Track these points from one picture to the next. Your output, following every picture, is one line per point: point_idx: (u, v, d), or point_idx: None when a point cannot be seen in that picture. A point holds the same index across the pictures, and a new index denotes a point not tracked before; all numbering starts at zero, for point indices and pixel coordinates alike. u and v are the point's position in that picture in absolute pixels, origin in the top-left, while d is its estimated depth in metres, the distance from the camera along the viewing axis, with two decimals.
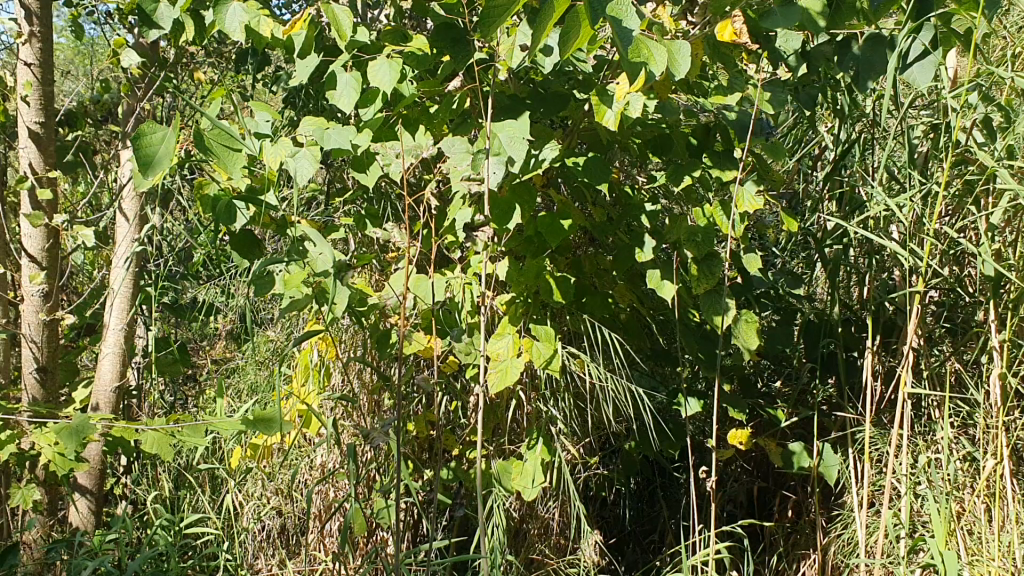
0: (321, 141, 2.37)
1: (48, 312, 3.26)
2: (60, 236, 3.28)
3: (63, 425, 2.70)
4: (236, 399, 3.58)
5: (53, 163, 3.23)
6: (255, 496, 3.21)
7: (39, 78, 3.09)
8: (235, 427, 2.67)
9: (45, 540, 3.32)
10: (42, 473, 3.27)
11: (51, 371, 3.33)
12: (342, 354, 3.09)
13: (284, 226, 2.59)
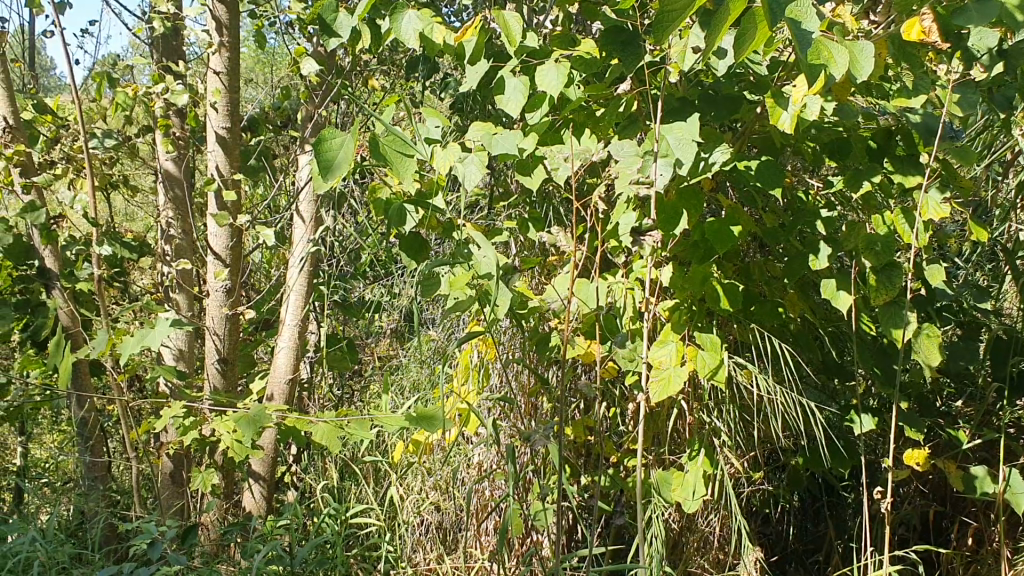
0: (489, 146, 2.38)
1: (231, 307, 3.47)
2: (242, 235, 3.46)
3: (242, 414, 2.84)
4: (399, 395, 3.68)
5: (238, 167, 3.42)
6: (415, 492, 3.29)
7: (227, 85, 3.28)
8: (399, 423, 2.73)
9: (222, 522, 3.52)
10: (221, 458, 3.47)
11: (231, 362, 3.53)
12: (502, 356, 3.13)
13: (450, 229, 2.63)
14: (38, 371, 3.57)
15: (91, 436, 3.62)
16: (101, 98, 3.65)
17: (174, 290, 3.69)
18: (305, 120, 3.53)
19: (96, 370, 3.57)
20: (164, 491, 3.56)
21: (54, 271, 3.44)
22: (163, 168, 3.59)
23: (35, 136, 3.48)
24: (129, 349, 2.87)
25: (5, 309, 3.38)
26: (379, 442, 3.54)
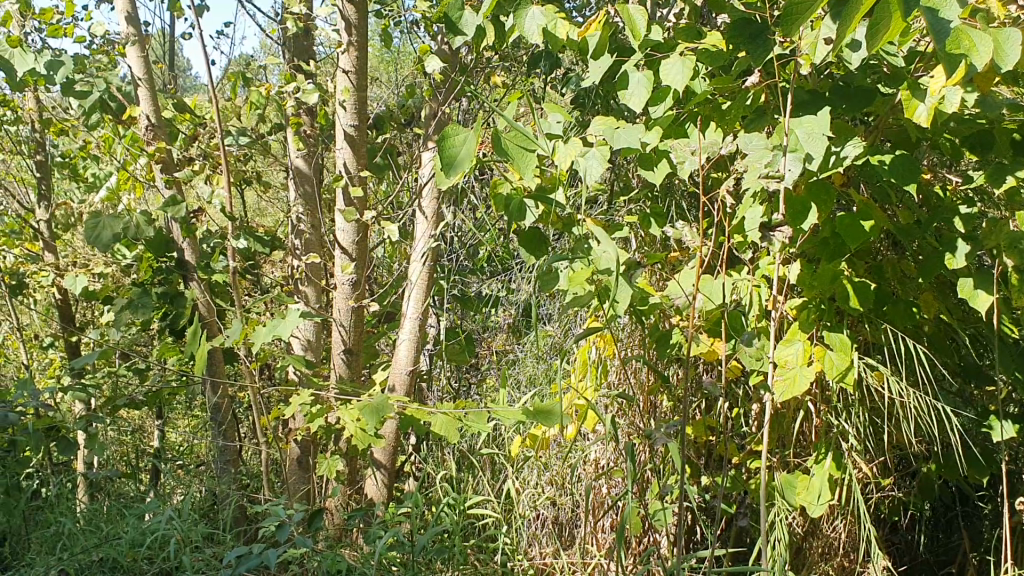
0: (612, 141, 2.37)
1: (356, 300, 3.56)
2: (368, 230, 3.56)
3: (365, 402, 2.91)
4: (516, 389, 3.70)
5: (364, 164, 3.51)
6: (532, 486, 3.32)
7: (355, 84, 3.37)
8: (518, 417, 2.75)
9: (345, 508, 3.63)
10: (344, 446, 3.57)
11: (356, 353, 3.63)
12: (621, 353, 3.12)
13: (571, 224, 2.63)
14: (177, 358, 3.76)
15: (224, 421, 3.78)
16: (235, 97, 3.81)
17: (303, 283, 3.82)
18: (429, 117, 3.59)
19: (230, 358, 3.74)
20: (291, 476, 3.69)
21: (192, 262, 3.63)
22: (294, 164, 3.72)
23: (175, 134, 3.67)
24: (262, 339, 2.99)
25: (147, 299, 3.58)
26: (497, 434, 3.58)
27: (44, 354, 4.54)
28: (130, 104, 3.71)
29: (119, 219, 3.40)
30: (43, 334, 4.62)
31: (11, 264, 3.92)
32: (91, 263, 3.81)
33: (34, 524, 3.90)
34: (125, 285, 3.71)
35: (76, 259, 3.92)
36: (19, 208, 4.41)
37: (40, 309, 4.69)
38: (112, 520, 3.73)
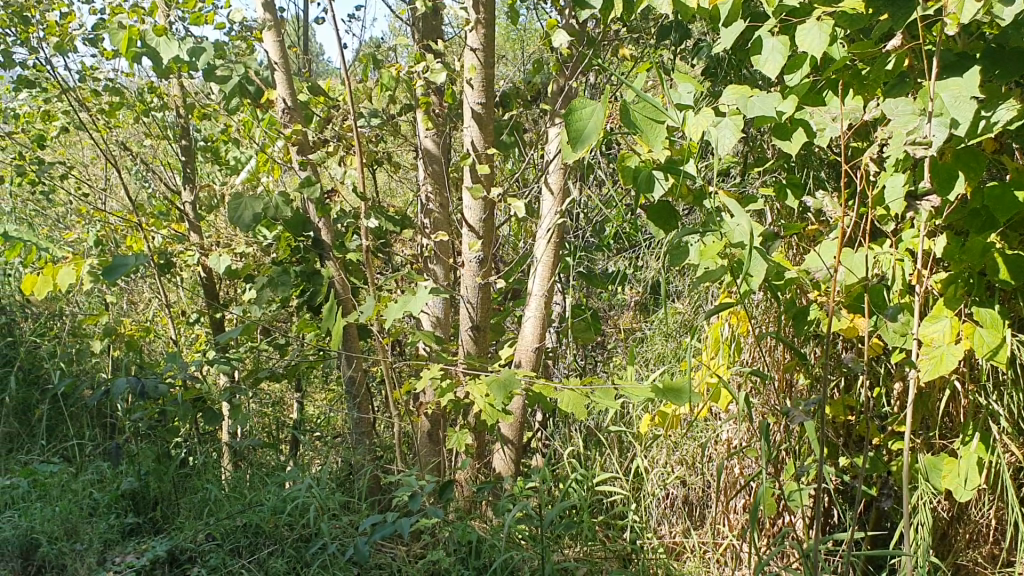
0: (745, 110, 2.30)
1: (482, 277, 3.59)
2: (494, 208, 3.58)
3: (493, 377, 2.94)
4: (643, 367, 3.67)
5: (491, 142, 3.53)
6: (661, 464, 3.30)
7: (483, 61, 3.38)
8: (646, 395, 2.72)
9: (475, 481, 3.69)
10: (473, 420, 3.62)
11: (482, 330, 3.67)
12: (754, 330, 3.04)
13: (702, 197, 2.57)
14: (314, 334, 3.89)
15: (358, 394, 3.90)
16: (367, 79, 3.89)
17: (432, 261, 3.88)
18: (556, 93, 3.58)
19: (364, 334, 3.85)
20: (422, 449, 3.79)
21: (328, 242, 3.76)
22: (423, 144, 3.78)
23: (311, 116, 3.79)
24: (395, 315, 3.05)
25: (287, 277, 3.72)
26: (625, 412, 3.56)
27: (191, 330, 4.78)
28: (267, 87, 3.83)
29: (260, 199, 3.53)
30: (189, 311, 4.87)
31: (160, 245, 4.14)
32: (233, 242, 3.99)
33: (184, 489, 4.14)
34: (265, 265, 3.88)
35: (219, 239, 4.11)
36: (167, 190, 4.66)
37: (187, 286, 4.94)
38: (254, 487, 3.92)
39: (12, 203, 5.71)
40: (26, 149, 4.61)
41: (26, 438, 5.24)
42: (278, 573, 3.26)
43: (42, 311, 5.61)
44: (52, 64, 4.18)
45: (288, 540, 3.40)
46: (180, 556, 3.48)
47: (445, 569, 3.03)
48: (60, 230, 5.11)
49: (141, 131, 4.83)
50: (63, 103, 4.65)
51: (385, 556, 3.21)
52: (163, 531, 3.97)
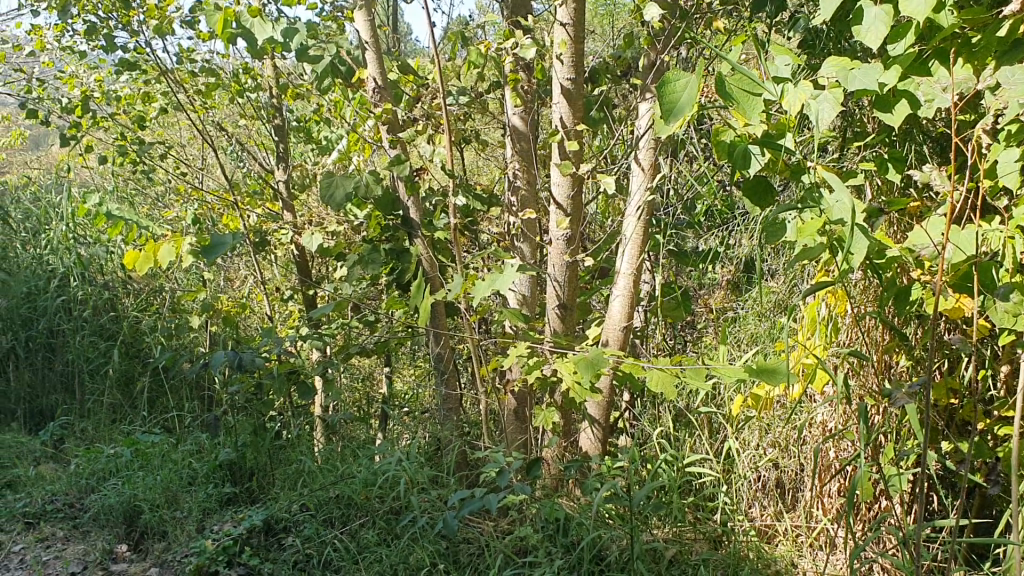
0: (846, 83, 2.23)
1: (570, 254, 3.56)
2: (583, 184, 3.54)
3: (580, 355, 2.91)
4: (735, 347, 3.62)
5: (581, 118, 3.49)
6: (753, 447, 3.26)
7: (572, 36, 3.34)
8: (738, 375, 2.66)
9: (562, 460, 3.68)
10: (560, 398, 3.59)
11: (570, 308, 3.64)
12: (852, 310, 2.96)
13: (799, 172, 2.51)
14: (403, 311, 3.95)
15: (445, 370, 3.93)
16: (455, 57, 3.90)
17: (519, 238, 3.87)
18: (647, 68, 3.52)
19: (451, 311, 3.87)
20: (509, 426, 3.79)
21: (416, 221, 3.78)
22: (511, 122, 3.78)
23: (400, 95, 3.82)
24: (482, 293, 3.03)
25: (377, 254, 3.76)
26: (715, 392, 3.51)
27: (285, 306, 4.90)
28: (357, 67, 3.88)
29: (350, 178, 3.57)
30: (282, 288, 4.99)
31: (255, 223, 4.24)
32: (324, 222, 4.06)
33: (279, 460, 4.26)
34: (356, 243, 3.88)
35: (311, 217, 4.18)
36: (261, 169, 4.77)
37: (280, 264, 5.05)
38: (346, 460, 4.03)
39: (115, 183, 5.92)
40: (128, 130, 4.77)
41: (129, 409, 5.48)
42: (370, 544, 3.38)
43: (143, 287, 5.83)
44: (153, 48, 4.32)
45: (379, 512, 3.49)
46: (275, 525, 3.67)
47: (533, 545, 3.07)
48: (160, 209, 5.29)
49: (236, 112, 4.95)
50: (161, 85, 4.79)
51: (472, 531, 3.27)
52: (259, 501, 4.12)
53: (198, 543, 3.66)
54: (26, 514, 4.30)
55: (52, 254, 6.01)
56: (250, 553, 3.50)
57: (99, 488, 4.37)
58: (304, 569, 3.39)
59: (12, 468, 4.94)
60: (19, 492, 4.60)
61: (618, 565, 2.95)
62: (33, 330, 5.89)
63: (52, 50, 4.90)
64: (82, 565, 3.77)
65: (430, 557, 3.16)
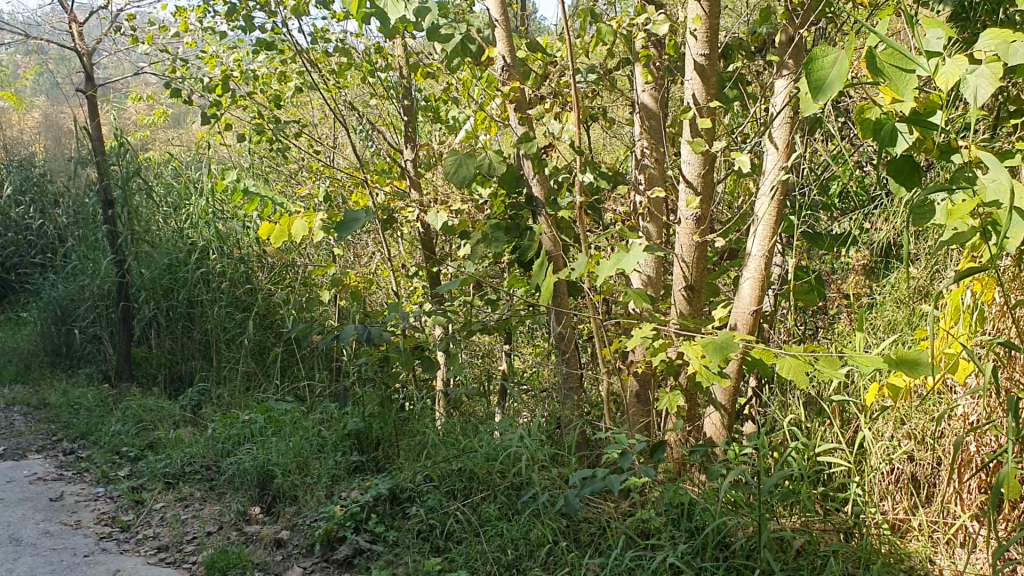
0: (1006, 57, 2.07)
1: (700, 235, 3.49)
2: (715, 163, 3.46)
3: (709, 338, 2.83)
4: (872, 335, 3.49)
5: (713, 95, 3.41)
6: (887, 438, 3.14)
7: (707, 11, 3.26)
8: (875, 364, 2.54)
9: (685, 444, 3.62)
10: (685, 381, 3.51)
11: (697, 291, 3.57)
12: (1000, 298, 2.80)
13: (949, 152, 2.38)
14: (526, 289, 3.97)
15: (567, 350, 3.90)
16: (585, 34, 3.87)
17: (645, 218, 3.80)
18: (784, 43, 3.40)
19: (575, 291, 3.84)
20: (630, 408, 3.74)
21: (541, 199, 3.75)
22: (640, 99, 3.73)
23: (528, 73, 3.81)
24: (608, 273, 2.95)
25: (500, 233, 3.74)
26: (848, 380, 3.39)
27: (410, 283, 4.98)
28: (486, 45, 3.89)
29: (476, 158, 3.57)
30: (408, 265, 5.08)
31: (383, 201, 4.32)
32: (449, 200, 4.11)
33: (403, 432, 4.35)
34: (480, 221, 3.91)
35: (437, 195, 4.24)
36: (389, 148, 4.86)
37: (406, 240, 5.13)
38: (467, 434, 4.08)
39: (251, 160, 6.14)
40: (265, 109, 4.94)
41: (262, 377, 5.70)
42: (491, 518, 3.43)
43: (276, 261, 6.05)
44: (290, 29, 4.47)
45: (500, 487, 3.54)
46: (400, 494, 3.79)
47: (655, 528, 3.07)
48: (293, 185, 5.45)
49: (367, 91, 5.05)
50: (296, 65, 4.93)
51: (593, 511, 3.26)
52: (384, 471, 4.22)
53: (327, 508, 3.81)
54: (168, 474, 4.65)
55: (192, 229, 6.32)
56: (375, 520, 3.66)
57: (235, 452, 4.60)
58: (426, 539, 3.50)
59: (153, 430, 5.32)
60: (161, 454, 4.93)
61: (743, 552, 2.90)
62: (175, 300, 6.24)
63: (195, 32, 5.09)
64: (218, 525, 4.05)
65: (551, 534, 3.19)
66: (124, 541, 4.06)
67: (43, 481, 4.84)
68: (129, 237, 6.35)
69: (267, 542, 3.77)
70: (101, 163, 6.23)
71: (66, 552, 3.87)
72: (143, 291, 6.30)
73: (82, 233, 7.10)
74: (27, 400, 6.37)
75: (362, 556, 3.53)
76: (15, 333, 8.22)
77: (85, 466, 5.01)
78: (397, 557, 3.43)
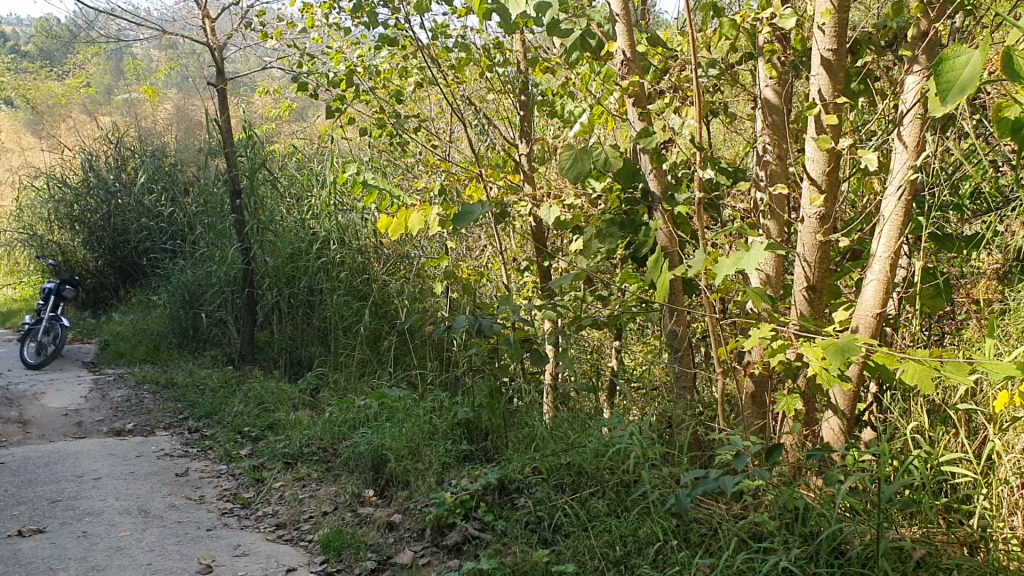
0: None
1: (823, 234, 3.41)
2: (841, 161, 3.38)
3: (830, 341, 2.76)
4: (1003, 342, 3.36)
5: (841, 91, 3.33)
6: (1017, 451, 3.01)
7: (837, 5, 3.18)
8: (1007, 372, 2.41)
9: (800, 448, 3.55)
10: (802, 384, 3.44)
11: (818, 291, 3.49)
12: None
13: None
14: (639, 285, 3.95)
15: (680, 347, 3.85)
16: (706, 29, 3.83)
17: (765, 215, 3.72)
18: (917, 37, 3.28)
19: (690, 287, 3.78)
20: (745, 409, 3.68)
21: (657, 194, 3.69)
22: (763, 95, 3.67)
23: (648, 68, 3.79)
24: (726, 269, 2.89)
25: (614, 228, 3.71)
26: (976, 389, 3.26)
27: (521, 277, 5.04)
28: (607, 39, 3.88)
29: (591, 153, 3.56)
30: (520, 259, 5.13)
31: (497, 194, 4.37)
32: (564, 194, 4.13)
33: (512, 423, 4.40)
34: (595, 216, 3.90)
35: (551, 190, 4.27)
36: (505, 143, 4.91)
37: (518, 234, 5.19)
38: (576, 429, 4.10)
39: (370, 153, 6.29)
40: (386, 104, 5.06)
41: (376, 365, 5.85)
42: (599, 514, 3.43)
43: (392, 253, 6.20)
44: (412, 25, 4.56)
45: (609, 483, 3.54)
46: (509, 485, 3.84)
47: (768, 531, 3.03)
48: (410, 179, 5.58)
49: (484, 86, 5.11)
50: (416, 59, 5.04)
51: (704, 512, 3.23)
52: (493, 460, 4.28)
53: (438, 494, 3.91)
54: (287, 455, 4.84)
55: (313, 220, 6.53)
56: (484, 509, 3.73)
57: (350, 436, 4.75)
58: (535, 530, 3.53)
59: (273, 412, 5.53)
60: (280, 434, 5.13)
61: (859, 560, 2.82)
62: (296, 288, 6.47)
63: (321, 29, 5.24)
64: (333, 505, 4.20)
65: (662, 532, 3.18)
66: (244, 517, 4.24)
67: (170, 457, 5.09)
68: (254, 226, 6.60)
69: (380, 524, 3.89)
70: (230, 154, 6.48)
71: (191, 525, 4.06)
72: (266, 278, 6.55)
73: (210, 222, 7.42)
74: (155, 379, 6.71)
75: (470, 543, 3.59)
76: (147, 315, 8.66)
77: (209, 444, 5.25)
78: (506, 546, 3.48)
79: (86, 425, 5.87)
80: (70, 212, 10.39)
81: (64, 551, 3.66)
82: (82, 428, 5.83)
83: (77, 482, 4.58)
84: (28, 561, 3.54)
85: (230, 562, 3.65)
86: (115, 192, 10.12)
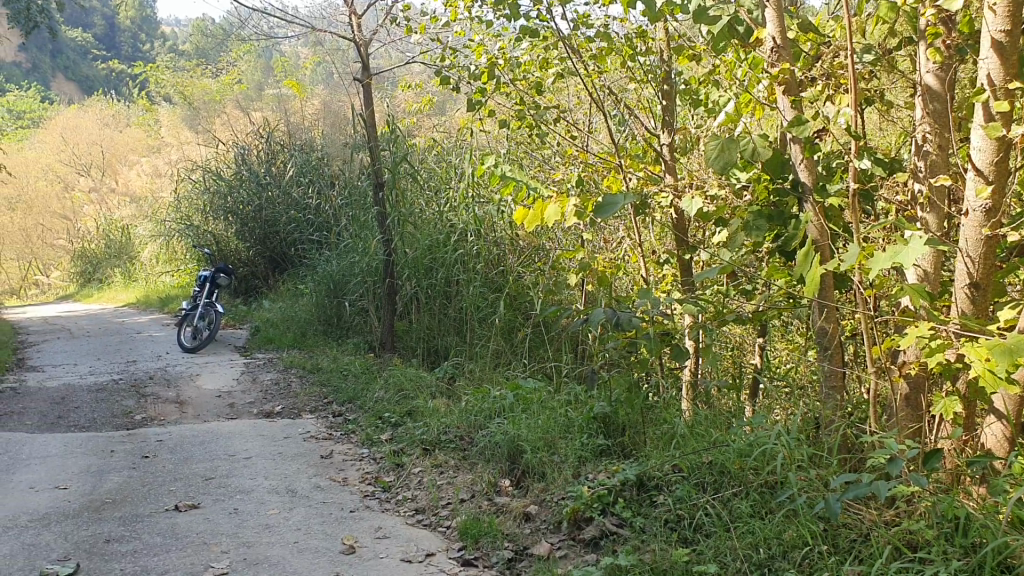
0: None
1: (989, 228, 3.21)
2: (1012, 149, 3.16)
3: (997, 342, 2.58)
4: None
5: (1014, 75, 3.11)
6: None
7: None
8: None
9: (959, 453, 3.35)
10: (963, 387, 3.24)
11: (982, 288, 3.28)
12: None
13: None
14: (786, 280, 3.82)
15: (829, 346, 3.65)
16: (862, 13, 3.66)
17: (924, 208, 3.52)
18: None
19: (841, 282, 3.61)
20: (899, 411, 3.49)
21: (807, 186, 3.52)
22: (924, 81, 3.47)
23: (799, 54, 3.64)
24: (881, 265, 2.69)
25: (761, 221, 3.53)
26: None
27: (659, 270, 4.96)
28: (756, 26, 3.76)
29: (738, 143, 3.40)
30: (659, 252, 5.06)
31: (637, 185, 4.31)
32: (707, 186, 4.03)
33: (650, 419, 4.34)
34: (740, 207, 3.78)
35: (693, 181, 4.18)
36: (645, 134, 4.85)
37: (657, 227, 5.12)
38: (718, 427, 4.01)
39: (508, 146, 6.34)
40: (526, 96, 5.07)
41: (512, 356, 5.89)
42: (742, 514, 3.34)
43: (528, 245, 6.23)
44: (553, 15, 4.55)
45: (753, 483, 3.44)
46: (648, 482, 3.79)
47: (925, 540, 2.87)
48: (548, 171, 5.59)
49: (624, 76, 5.06)
50: (557, 50, 5.02)
51: (854, 517, 3.10)
52: (630, 456, 4.24)
53: (575, 487, 3.90)
54: (426, 441, 4.94)
55: (452, 212, 6.63)
56: (622, 504, 3.69)
57: (487, 426, 4.79)
58: (674, 528, 3.47)
59: (413, 399, 5.65)
60: (419, 421, 5.24)
61: None
62: (434, 279, 6.58)
63: (463, 22, 5.30)
64: (470, 493, 4.25)
65: (809, 536, 3.07)
66: (386, 501, 4.35)
67: (316, 440, 5.27)
68: (395, 218, 6.76)
69: (517, 515, 3.91)
70: (374, 147, 6.66)
71: (335, 506, 4.19)
72: (406, 269, 6.70)
73: (354, 213, 7.64)
74: (302, 364, 6.97)
75: (608, 538, 3.57)
76: (294, 303, 8.99)
77: (352, 429, 5.41)
78: (644, 543, 3.43)
79: (238, 407, 6.15)
80: (224, 204, 10.91)
81: (217, 527, 3.84)
82: (234, 410, 6.11)
83: (230, 461, 4.80)
84: (185, 534, 3.73)
85: (372, 544, 3.75)
86: (266, 184, 10.57)
